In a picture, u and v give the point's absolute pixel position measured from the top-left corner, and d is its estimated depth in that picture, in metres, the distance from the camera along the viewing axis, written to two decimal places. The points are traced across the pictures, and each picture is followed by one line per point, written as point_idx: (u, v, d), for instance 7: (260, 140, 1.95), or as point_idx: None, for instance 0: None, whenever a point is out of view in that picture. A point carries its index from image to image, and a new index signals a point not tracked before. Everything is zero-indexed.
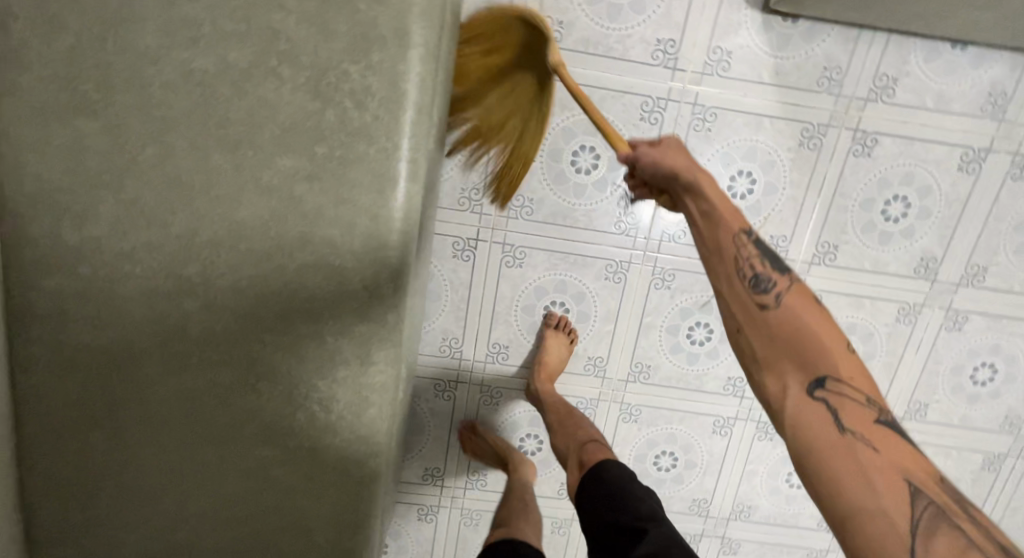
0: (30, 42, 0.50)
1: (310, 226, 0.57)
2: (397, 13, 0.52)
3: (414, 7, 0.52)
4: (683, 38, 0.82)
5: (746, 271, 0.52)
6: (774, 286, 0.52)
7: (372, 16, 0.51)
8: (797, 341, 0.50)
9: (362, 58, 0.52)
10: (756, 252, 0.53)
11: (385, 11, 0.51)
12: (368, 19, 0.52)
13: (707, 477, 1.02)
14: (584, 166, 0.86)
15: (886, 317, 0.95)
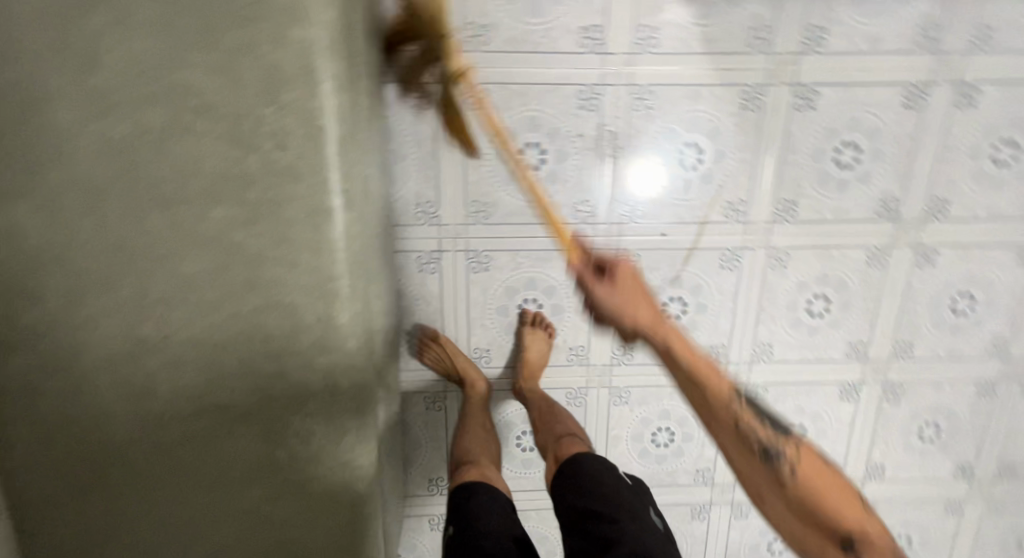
0: None
1: (254, 271, 0.58)
2: (301, 52, 0.52)
3: (316, 42, 0.52)
4: (608, 22, 0.82)
5: None
6: None
7: (276, 59, 0.52)
8: None
9: (274, 101, 0.53)
10: None
11: (286, 50, 0.52)
12: (272, 63, 0.52)
13: (706, 446, 1.03)
14: (532, 162, 0.87)
15: (856, 264, 0.95)
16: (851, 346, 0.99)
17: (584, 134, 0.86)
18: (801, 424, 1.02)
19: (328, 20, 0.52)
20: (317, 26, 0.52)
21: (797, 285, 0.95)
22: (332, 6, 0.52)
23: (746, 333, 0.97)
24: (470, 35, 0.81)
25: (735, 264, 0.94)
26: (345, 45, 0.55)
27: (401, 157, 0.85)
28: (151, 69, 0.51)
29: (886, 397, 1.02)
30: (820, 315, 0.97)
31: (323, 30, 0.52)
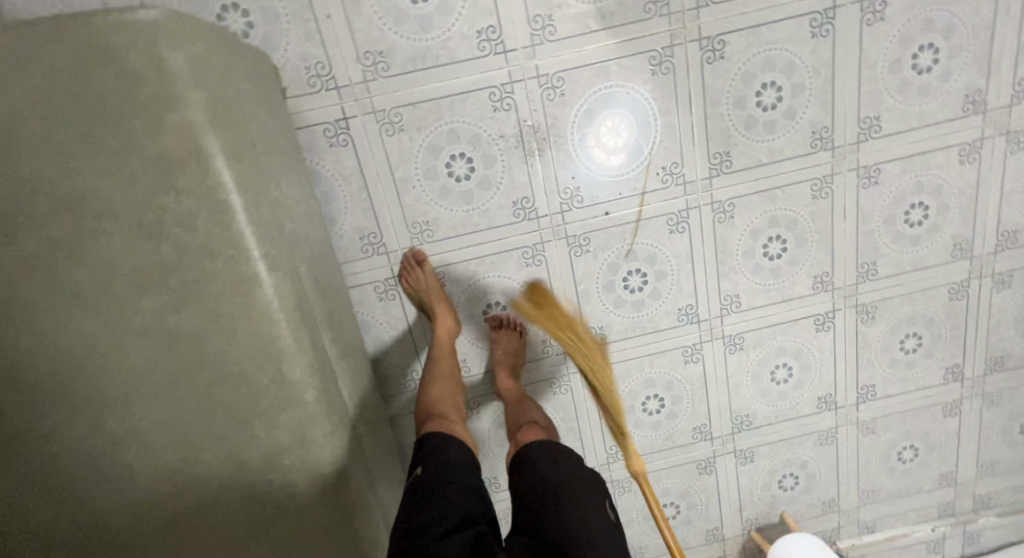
0: None
1: (200, 348, 0.61)
2: (184, 135, 0.58)
3: (196, 121, 0.58)
4: (500, 20, 0.83)
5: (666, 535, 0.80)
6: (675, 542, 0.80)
7: (163, 146, 0.58)
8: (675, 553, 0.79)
9: (171, 187, 0.58)
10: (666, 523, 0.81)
11: (170, 138, 0.58)
12: (160, 150, 0.58)
13: (698, 403, 1.01)
14: (460, 173, 0.87)
15: (802, 199, 0.96)
16: (815, 278, 0.99)
17: (505, 134, 0.87)
18: (787, 363, 1.02)
19: (201, 100, 0.59)
20: (193, 107, 0.58)
21: (749, 232, 0.96)
22: (203, 88, 0.59)
23: (711, 287, 0.97)
24: (369, 64, 0.81)
25: (683, 226, 0.94)
26: (229, 121, 0.61)
27: (333, 196, 0.85)
28: (50, 186, 0.56)
29: (860, 318, 1.02)
30: (777, 256, 0.97)
31: (200, 109, 0.58)
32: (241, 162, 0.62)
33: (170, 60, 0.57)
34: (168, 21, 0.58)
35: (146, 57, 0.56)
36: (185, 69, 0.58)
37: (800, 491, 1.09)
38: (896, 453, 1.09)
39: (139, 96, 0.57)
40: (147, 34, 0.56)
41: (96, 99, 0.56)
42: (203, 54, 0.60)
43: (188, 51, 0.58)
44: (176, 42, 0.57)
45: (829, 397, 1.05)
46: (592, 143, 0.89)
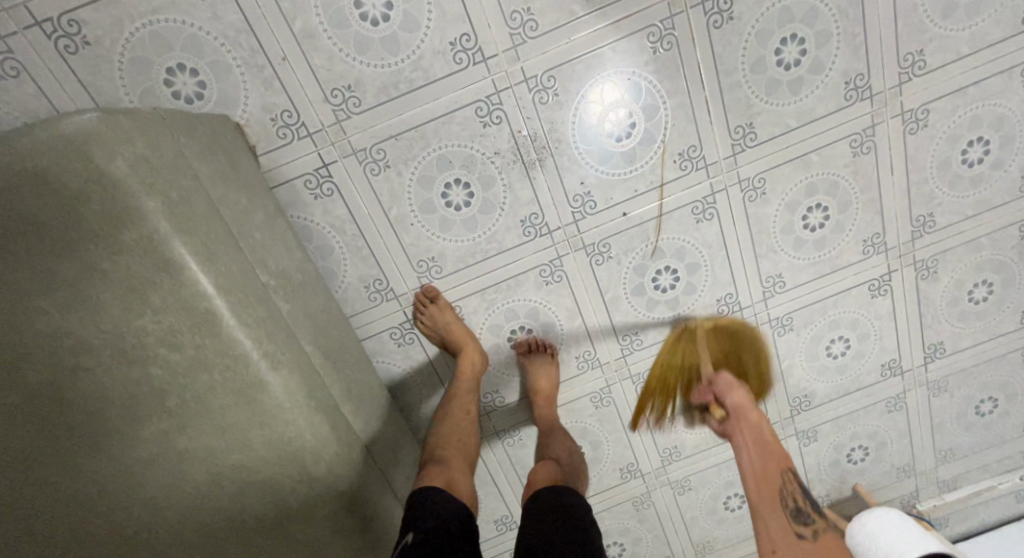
0: None
1: (215, 466, 0.57)
2: (146, 248, 0.52)
3: (157, 230, 0.52)
4: (474, 25, 0.73)
5: (793, 505, 0.73)
6: (817, 522, 0.72)
7: (128, 265, 0.52)
8: (768, 486, 0.75)
9: (147, 307, 0.53)
10: (801, 493, 0.74)
11: (134, 256, 0.52)
12: (126, 269, 0.52)
13: (750, 392, 0.95)
14: (458, 201, 0.80)
15: (841, 159, 0.85)
16: (866, 241, 0.89)
17: (501, 150, 0.79)
18: (843, 336, 0.94)
19: (156, 205, 0.52)
20: (149, 215, 0.52)
21: (786, 205, 0.86)
22: (157, 190, 0.53)
23: (751, 271, 0.88)
24: (339, 101, 0.73)
25: (711, 212, 0.85)
26: (196, 217, 0.55)
27: (328, 249, 0.80)
28: (26, 331, 0.53)
29: (921, 275, 0.92)
30: (820, 226, 0.88)
31: (157, 216, 0.52)
32: (218, 260, 0.55)
33: (113, 169, 0.51)
34: (100, 123, 0.51)
35: (86, 172, 0.51)
36: (131, 175, 0.52)
37: (871, 461, 1.03)
38: (973, 407, 1.01)
39: (90, 216, 0.51)
40: (81, 146, 0.50)
41: (47, 230, 0.51)
42: (148, 148, 0.53)
43: (131, 152, 0.52)
44: (113, 146, 0.51)
45: (893, 362, 0.97)
46: (600, 129, 0.80)
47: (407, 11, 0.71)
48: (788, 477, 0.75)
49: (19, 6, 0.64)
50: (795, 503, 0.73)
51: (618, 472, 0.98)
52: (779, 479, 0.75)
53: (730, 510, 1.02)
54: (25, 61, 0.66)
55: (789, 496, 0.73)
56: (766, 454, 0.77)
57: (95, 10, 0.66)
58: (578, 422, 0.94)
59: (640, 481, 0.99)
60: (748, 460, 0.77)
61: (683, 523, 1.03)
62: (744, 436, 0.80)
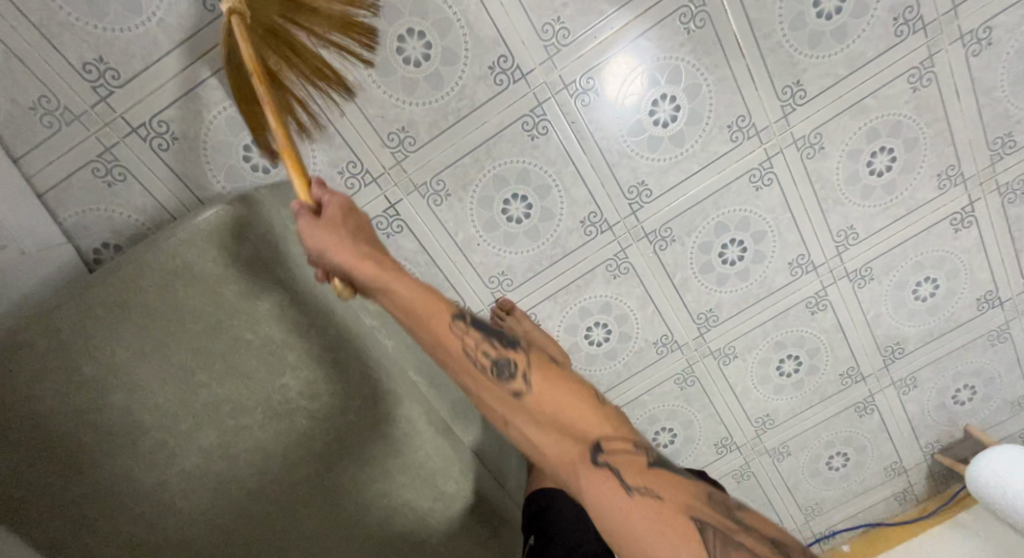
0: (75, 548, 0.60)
1: (358, 495, 0.66)
2: (281, 315, 0.61)
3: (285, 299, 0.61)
4: (510, 46, 0.75)
5: (477, 356, 0.51)
6: (509, 361, 0.51)
7: (266, 332, 0.61)
8: (435, 346, 0.52)
9: (287, 366, 0.63)
10: (475, 333, 0.52)
11: (268, 324, 0.61)
12: (266, 335, 0.61)
13: (838, 348, 0.94)
14: (518, 214, 0.84)
15: (901, 97, 0.82)
16: (940, 176, 0.86)
17: (552, 158, 0.81)
18: (930, 276, 0.91)
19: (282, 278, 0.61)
20: (279, 288, 0.61)
21: (846, 154, 0.84)
22: (278, 264, 0.61)
23: (819, 228, 0.88)
24: (397, 143, 0.78)
25: (770, 177, 0.85)
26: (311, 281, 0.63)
27: None
28: (187, 408, 0.61)
29: (1007, 200, 0.88)
30: (886, 169, 0.85)
31: (283, 287, 0.61)
32: (337, 315, 0.64)
33: (244, 252, 0.60)
34: (228, 214, 0.59)
35: (225, 260, 0.59)
36: (259, 255, 0.60)
37: (980, 399, 0.99)
38: None
39: (231, 296, 0.60)
40: (217, 238, 0.59)
41: (196, 315, 0.60)
42: (267, 229, 0.61)
43: (256, 235, 0.60)
44: (242, 233, 0.59)
45: (989, 295, 0.93)
46: (644, 108, 0.80)
47: (446, 46, 0.75)
48: (461, 327, 0.52)
49: (119, 118, 0.73)
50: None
51: (714, 447, 0.99)
52: (456, 340, 0.51)
53: (835, 470, 1.02)
54: (130, 164, 0.75)
55: (473, 352, 0.51)
56: (410, 315, 0.52)
57: (178, 108, 0.74)
58: (668, 406, 0.96)
59: (737, 453, 1.00)
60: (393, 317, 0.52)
61: (788, 488, 1.03)
62: (342, 255, 0.53)
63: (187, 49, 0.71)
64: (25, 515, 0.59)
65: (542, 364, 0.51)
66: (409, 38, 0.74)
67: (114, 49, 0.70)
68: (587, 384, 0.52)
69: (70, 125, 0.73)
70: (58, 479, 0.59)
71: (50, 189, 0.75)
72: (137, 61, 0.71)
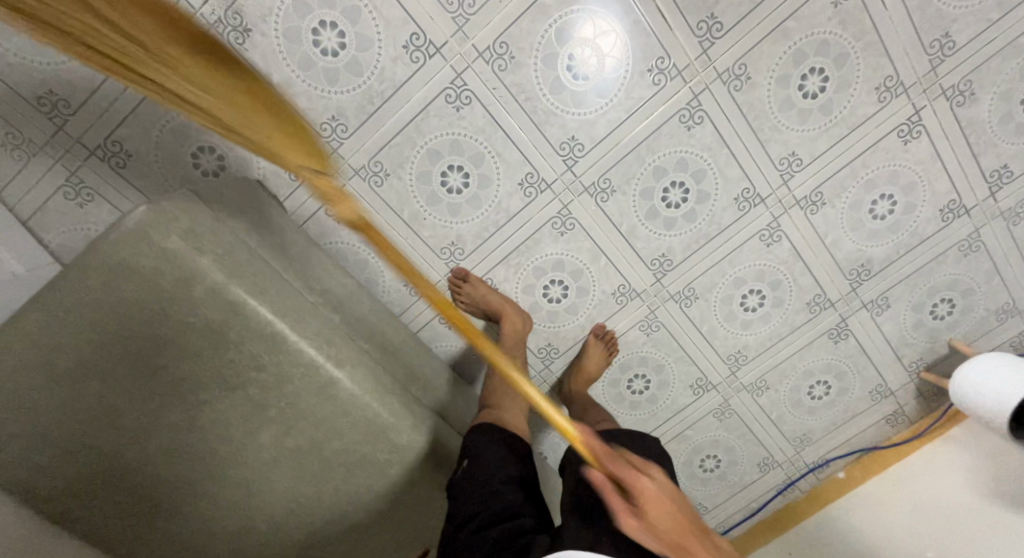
0: (81, 515, 0.68)
1: (323, 454, 0.73)
2: (215, 297, 0.66)
3: (215, 280, 0.66)
4: (419, 23, 0.78)
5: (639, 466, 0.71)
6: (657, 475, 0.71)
7: (204, 313, 0.66)
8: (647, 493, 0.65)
9: (229, 343, 0.68)
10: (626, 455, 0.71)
11: (206, 307, 0.66)
12: (203, 318, 0.66)
13: (800, 278, 0.95)
14: (457, 185, 0.87)
15: (825, 14, 0.79)
16: (879, 88, 0.83)
17: (479, 127, 0.84)
18: (886, 192, 0.90)
19: (210, 262, 0.66)
20: (208, 272, 0.66)
21: (775, 81, 0.83)
22: (205, 251, 0.66)
23: (760, 159, 0.87)
24: (330, 132, 0.83)
25: (700, 115, 0.85)
26: (244, 262, 0.69)
27: (363, 261, 0.91)
28: (148, 385, 0.67)
29: (956, 103, 0.84)
30: (821, 91, 0.84)
31: (211, 271, 0.66)
32: (269, 295, 0.69)
33: (170, 243, 0.64)
34: (150, 212, 0.64)
35: (152, 253, 0.64)
36: (182, 245, 0.65)
37: (961, 312, 0.98)
38: None
39: (166, 284, 0.65)
40: (142, 235, 0.64)
41: (138, 306, 0.65)
42: (190, 221, 0.66)
43: (178, 228, 0.65)
44: (163, 228, 0.64)
45: (953, 204, 0.91)
46: (562, 63, 0.81)
47: (359, 32, 0.78)
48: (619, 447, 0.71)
49: (76, 143, 0.80)
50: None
51: (690, 388, 1.03)
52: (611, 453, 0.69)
53: (818, 399, 1.04)
54: (94, 185, 0.83)
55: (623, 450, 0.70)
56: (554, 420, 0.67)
57: (127, 126, 0.80)
58: (636, 352, 1.00)
59: (714, 393, 1.04)
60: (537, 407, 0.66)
61: (773, 421, 1.06)
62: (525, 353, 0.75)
63: None
64: (31, 490, 0.66)
65: None
66: (323, 30, 0.77)
67: (61, 81, 0.77)
68: None
69: (36, 156, 0.80)
70: (52, 457, 0.66)
71: (31, 216, 0.83)
72: (83, 89, 0.77)
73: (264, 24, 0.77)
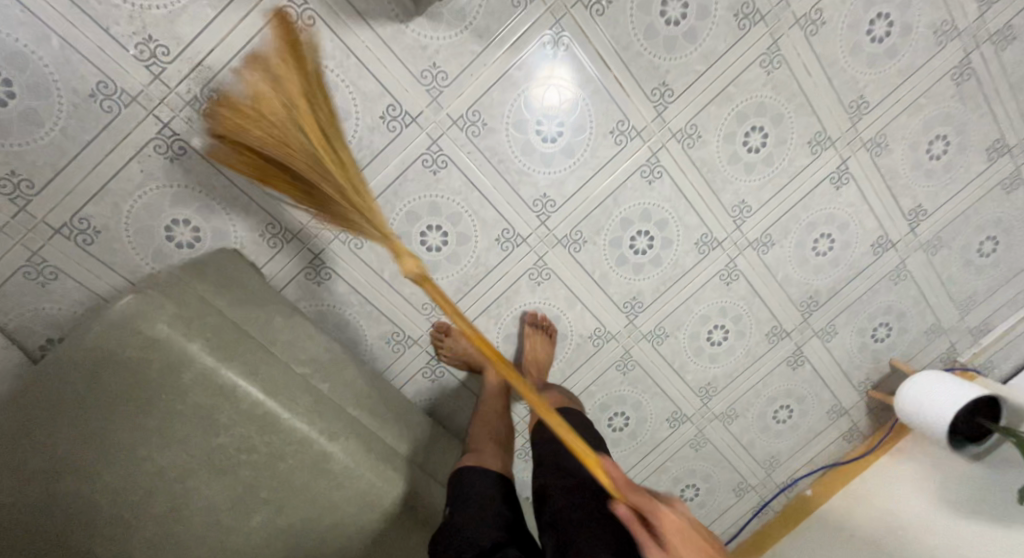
0: None
1: (316, 528, 0.72)
2: (205, 384, 0.65)
3: (206, 366, 0.65)
4: (395, 95, 0.81)
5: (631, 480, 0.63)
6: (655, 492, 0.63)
7: (194, 399, 0.65)
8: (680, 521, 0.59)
9: (220, 427, 0.66)
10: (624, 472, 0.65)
11: (195, 393, 0.65)
12: (194, 405, 0.65)
13: (757, 312, 1.04)
14: (437, 243, 0.90)
15: (758, 81, 0.89)
16: (812, 142, 0.94)
17: (456, 188, 0.88)
18: (825, 232, 1.00)
19: (201, 347, 0.64)
20: (199, 359, 0.64)
21: (722, 138, 0.92)
22: (196, 335, 0.65)
23: (714, 207, 0.96)
24: None
25: (659, 170, 0.92)
26: (232, 341, 0.68)
27: (345, 322, 0.92)
28: (130, 480, 0.64)
29: (875, 154, 0.96)
30: (762, 146, 0.93)
31: (202, 355, 0.64)
32: (260, 373, 0.68)
33: (158, 331, 0.62)
34: (137, 301, 0.62)
35: (140, 343, 0.62)
36: (173, 331, 0.63)
37: (896, 334, 1.10)
38: (976, 248, 1.06)
39: (153, 373, 0.63)
40: (129, 324, 0.61)
41: (121, 399, 0.62)
42: (179, 307, 0.64)
43: (167, 315, 0.63)
44: (153, 316, 0.62)
45: (882, 238, 1.02)
46: (531, 128, 0.87)
47: (336, 105, 0.80)
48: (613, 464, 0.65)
49: (40, 223, 0.77)
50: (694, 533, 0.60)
51: (667, 421, 1.09)
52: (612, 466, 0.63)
53: (782, 423, 1.13)
54: (58, 263, 0.79)
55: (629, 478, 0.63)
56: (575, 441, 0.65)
57: (96, 203, 0.78)
58: (614, 391, 1.05)
59: (689, 424, 1.10)
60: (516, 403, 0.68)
61: (744, 446, 1.13)
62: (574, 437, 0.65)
63: (94, 149, 0.76)
64: None
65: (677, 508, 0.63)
66: None
67: (23, 162, 0.75)
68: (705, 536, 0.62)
69: None
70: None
71: None
72: (48, 169, 0.75)
73: None
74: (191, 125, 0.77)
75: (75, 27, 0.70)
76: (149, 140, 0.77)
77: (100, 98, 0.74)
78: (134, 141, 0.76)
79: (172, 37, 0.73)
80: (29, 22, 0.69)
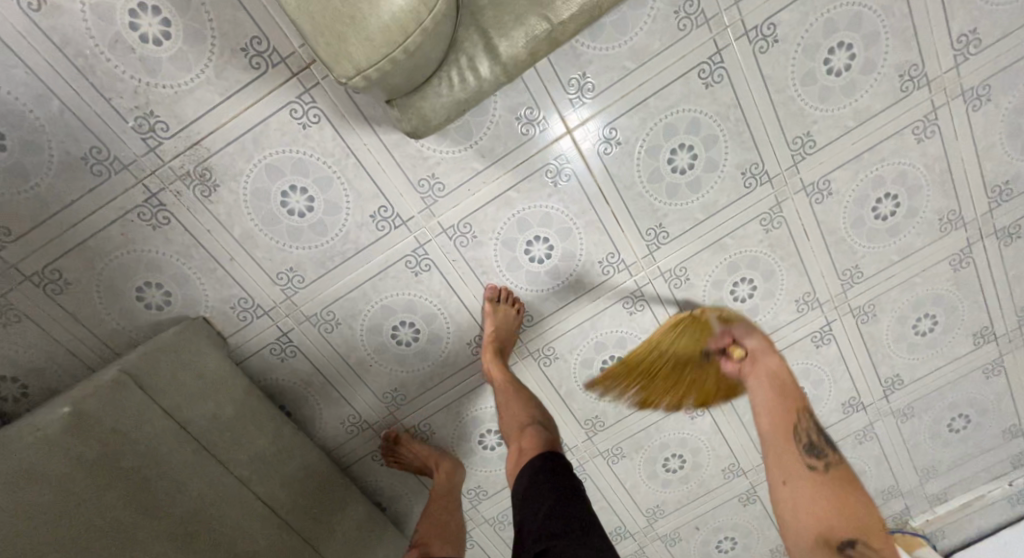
0: None
1: None
2: (131, 500, 0.62)
3: (137, 480, 0.63)
4: (388, 197, 0.80)
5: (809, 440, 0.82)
6: (828, 455, 0.81)
7: (115, 515, 0.61)
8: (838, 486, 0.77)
9: (138, 544, 0.61)
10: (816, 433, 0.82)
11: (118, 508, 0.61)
12: (112, 523, 0.61)
13: (716, 448, 1.03)
14: (408, 339, 0.89)
15: (755, 237, 0.88)
16: (799, 301, 0.93)
17: (436, 291, 0.87)
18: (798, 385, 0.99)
19: (134, 460, 0.64)
20: (131, 472, 0.63)
21: (710, 284, 0.91)
22: (129, 450, 0.64)
23: (692, 346, 0.95)
24: (287, 281, 0.83)
25: (642, 303, 0.91)
26: (168, 453, 0.67)
27: (303, 398, 0.91)
28: None
29: (860, 321, 0.95)
30: (748, 297, 0.92)
31: (134, 469, 0.63)
32: (188, 490, 0.67)
33: (91, 447, 0.61)
34: (75, 413, 0.61)
35: (72, 458, 0.60)
36: (107, 444, 0.62)
37: None
38: (946, 423, 1.05)
39: (76, 488, 0.59)
40: (63, 438, 0.60)
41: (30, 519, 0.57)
42: (116, 421, 0.63)
43: (104, 429, 0.62)
44: (89, 430, 0.61)
45: (855, 400, 1.02)
46: (520, 246, 0.86)
47: (327, 198, 0.80)
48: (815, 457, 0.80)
49: (11, 268, 0.76)
50: (809, 440, 0.82)
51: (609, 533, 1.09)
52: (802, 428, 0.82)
53: (724, 552, 1.13)
54: (24, 308, 0.79)
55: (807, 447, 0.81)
56: (781, 391, 0.86)
57: (70, 257, 0.78)
58: None
59: (630, 538, 1.10)
60: (762, 401, 0.86)
61: None
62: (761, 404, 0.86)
63: (77, 207, 0.75)
64: None
65: (842, 483, 0.77)
66: (291, 193, 0.79)
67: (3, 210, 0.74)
68: (861, 517, 0.73)
69: None
70: None
71: None
72: (28, 219, 0.75)
73: (233, 182, 0.77)
74: (179, 198, 0.77)
75: (77, 93, 0.70)
76: (135, 207, 0.76)
77: (91, 162, 0.74)
78: (119, 205, 0.76)
79: (173, 115, 0.73)
80: (31, 83, 0.69)
